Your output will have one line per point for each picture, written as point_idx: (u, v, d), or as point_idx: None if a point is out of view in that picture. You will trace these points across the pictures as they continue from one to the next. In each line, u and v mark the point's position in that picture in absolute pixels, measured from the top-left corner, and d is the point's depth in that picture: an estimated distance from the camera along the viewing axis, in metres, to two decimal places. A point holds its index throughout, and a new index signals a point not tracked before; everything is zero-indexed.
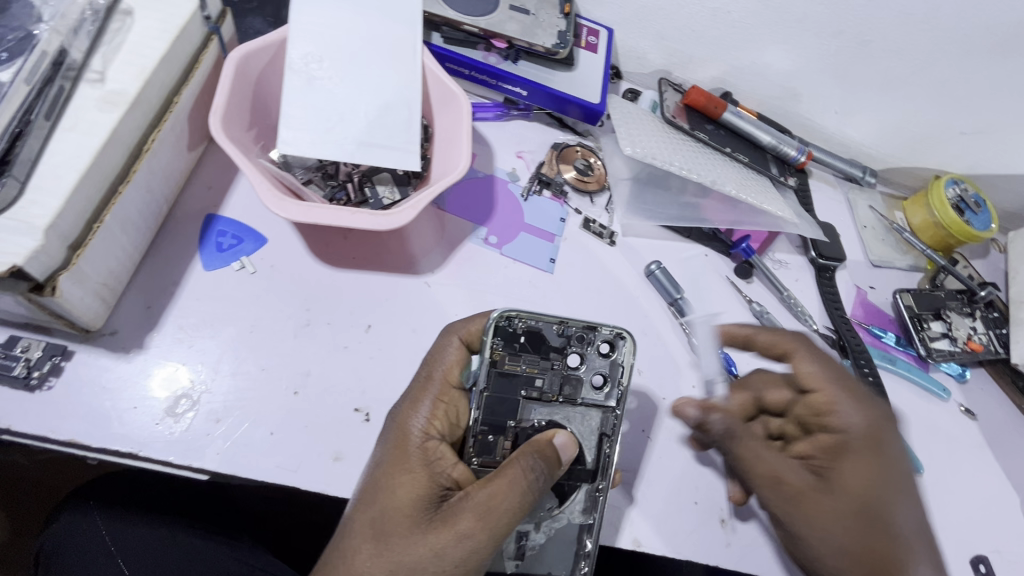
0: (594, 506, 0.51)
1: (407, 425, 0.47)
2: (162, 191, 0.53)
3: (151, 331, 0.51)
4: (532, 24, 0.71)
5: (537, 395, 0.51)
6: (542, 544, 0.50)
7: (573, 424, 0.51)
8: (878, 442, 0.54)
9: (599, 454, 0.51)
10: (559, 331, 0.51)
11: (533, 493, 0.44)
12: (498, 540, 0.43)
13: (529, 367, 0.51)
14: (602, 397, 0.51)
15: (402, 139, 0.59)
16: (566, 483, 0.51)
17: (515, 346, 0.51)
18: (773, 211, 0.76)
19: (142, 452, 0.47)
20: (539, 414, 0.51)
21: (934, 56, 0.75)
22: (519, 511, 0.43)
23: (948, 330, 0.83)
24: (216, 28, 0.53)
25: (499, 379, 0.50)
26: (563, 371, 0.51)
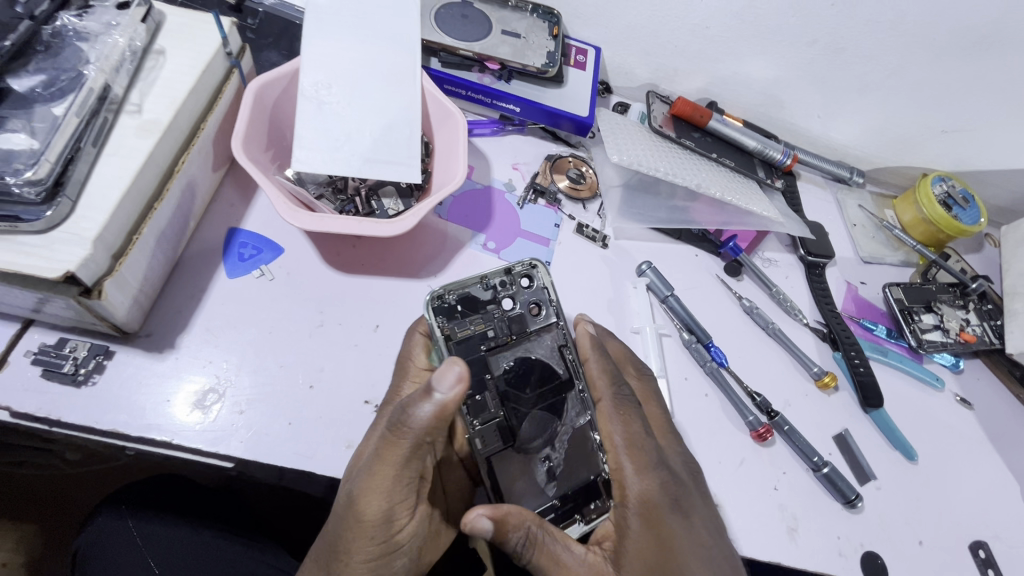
0: (586, 404, 0.55)
1: (394, 396, 0.55)
2: (190, 207, 0.59)
3: (181, 333, 0.57)
4: (523, 47, 0.78)
5: (495, 344, 0.55)
6: (565, 456, 0.54)
7: (535, 352, 0.56)
8: (653, 512, 0.50)
9: (567, 364, 0.56)
10: (485, 286, 0.57)
11: (404, 440, 0.47)
12: (377, 492, 0.47)
13: (477, 326, 0.55)
14: (544, 319, 0.57)
15: (404, 154, 0.65)
16: (554, 400, 0.55)
17: (457, 315, 0.55)
18: (759, 211, 0.79)
19: (175, 440, 0.52)
20: (506, 360, 0.55)
21: (907, 60, 0.79)
22: (382, 463, 0.47)
23: (940, 322, 0.86)
24: (236, 62, 0.60)
25: (459, 347, 0.54)
26: (504, 315, 0.56)
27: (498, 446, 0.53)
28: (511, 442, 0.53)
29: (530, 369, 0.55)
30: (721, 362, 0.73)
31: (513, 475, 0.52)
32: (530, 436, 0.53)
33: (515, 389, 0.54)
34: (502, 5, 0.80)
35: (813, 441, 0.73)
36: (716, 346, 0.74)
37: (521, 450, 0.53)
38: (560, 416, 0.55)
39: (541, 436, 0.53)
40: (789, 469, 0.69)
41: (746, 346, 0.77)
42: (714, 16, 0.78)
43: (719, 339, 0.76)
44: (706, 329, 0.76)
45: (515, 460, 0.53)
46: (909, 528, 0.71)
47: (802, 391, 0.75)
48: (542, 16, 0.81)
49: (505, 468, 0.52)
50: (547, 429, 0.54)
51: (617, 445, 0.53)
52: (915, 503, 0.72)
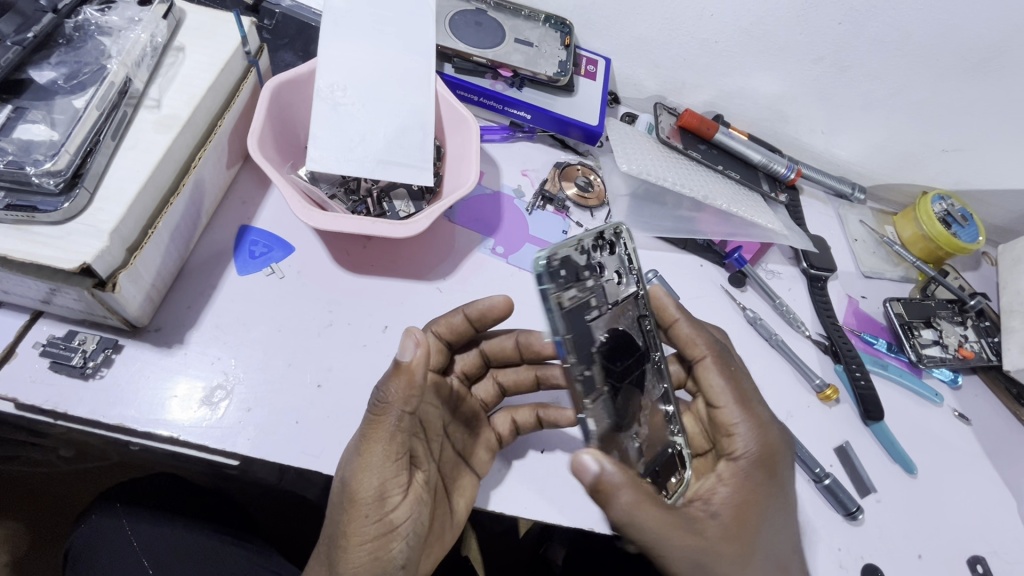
0: (661, 375, 0.57)
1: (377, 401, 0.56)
2: (204, 203, 0.59)
3: (190, 328, 0.57)
4: (536, 55, 0.79)
5: (595, 314, 0.52)
6: (649, 432, 0.55)
7: (622, 321, 0.54)
8: (774, 466, 0.54)
9: (646, 334, 0.56)
10: (581, 252, 0.51)
11: (387, 417, 0.47)
12: (367, 470, 0.46)
13: (580, 294, 0.51)
14: (627, 286, 0.55)
15: (417, 157, 0.66)
16: (637, 374, 0.55)
17: (565, 282, 0.49)
18: (764, 223, 0.80)
19: (181, 436, 0.52)
20: (602, 329, 0.53)
21: (910, 80, 0.81)
22: (371, 439, 0.47)
23: (939, 338, 0.86)
24: (254, 61, 0.61)
25: (573, 318, 0.50)
26: (598, 283, 0.52)
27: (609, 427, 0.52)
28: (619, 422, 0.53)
29: (620, 341, 0.54)
30: None
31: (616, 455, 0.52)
32: (626, 414, 0.53)
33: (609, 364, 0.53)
34: (515, 14, 0.82)
35: (815, 453, 0.73)
36: None
37: (617, 429, 0.53)
38: (642, 389, 0.55)
39: (631, 412, 0.54)
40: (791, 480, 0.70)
41: (750, 357, 0.77)
42: (723, 31, 0.79)
43: None
44: None
45: (618, 440, 0.53)
46: (909, 542, 0.71)
47: (804, 403, 0.76)
48: (554, 26, 0.82)
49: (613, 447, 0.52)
50: (634, 407, 0.54)
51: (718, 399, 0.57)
52: (915, 517, 0.73)
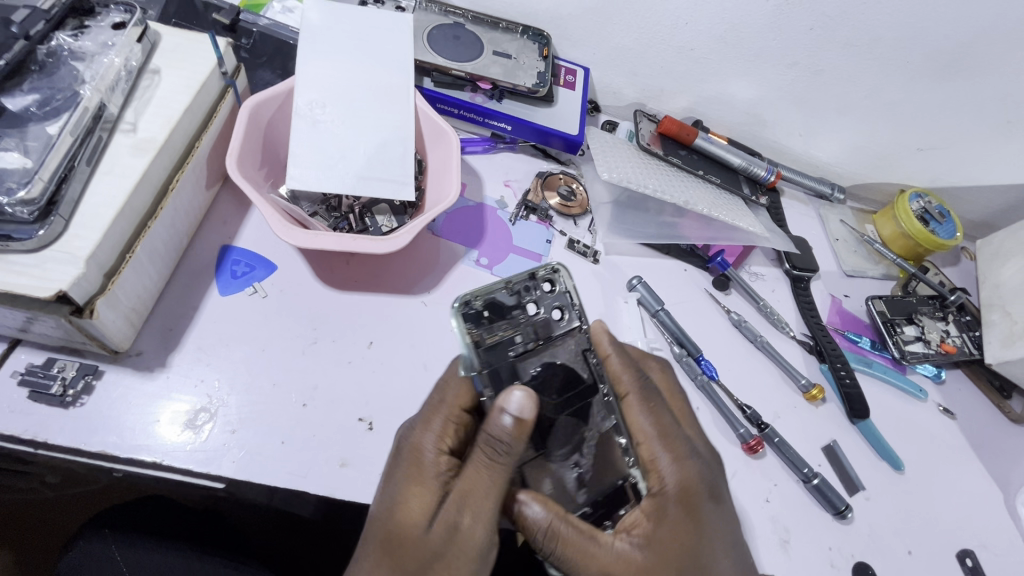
0: (611, 409, 0.52)
1: (418, 444, 0.50)
2: (183, 225, 0.59)
3: (172, 352, 0.56)
4: (514, 67, 0.80)
5: (522, 351, 0.52)
6: (593, 462, 0.51)
7: (559, 357, 0.52)
8: (692, 500, 0.50)
9: (591, 368, 0.52)
10: (509, 291, 0.53)
11: (501, 467, 0.46)
12: (488, 518, 0.46)
13: (506, 330, 0.52)
14: (567, 323, 0.54)
15: (397, 172, 0.66)
16: (581, 403, 0.51)
17: (485, 322, 0.52)
18: (746, 227, 0.81)
19: (165, 460, 0.51)
20: (533, 366, 0.51)
21: (881, 82, 0.82)
22: (493, 488, 0.46)
23: (921, 334, 0.87)
24: (231, 82, 0.61)
25: (488, 355, 0.51)
26: (529, 321, 0.53)
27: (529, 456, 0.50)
28: (541, 449, 0.51)
29: (558, 376, 0.51)
30: (710, 375, 0.74)
31: (544, 481, 0.51)
32: (558, 445, 0.51)
33: (544, 396, 0.51)
34: (493, 26, 0.82)
35: (802, 453, 0.73)
36: (706, 360, 0.75)
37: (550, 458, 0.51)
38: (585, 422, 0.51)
39: (570, 443, 0.51)
40: (780, 481, 0.70)
41: (736, 359, 0.78)
42: (698, 39, 0.80)
43: (709, 353, 0.78)
44: (696, 343, 0.77)
45: (548, 467, 0.51)
46: (899, 537, 0.72)
47: (790, 403, 0.76)
48: (532, 38, 0.83)
49: (535, 475, 0.51)
50: (573, 437, 0.51)
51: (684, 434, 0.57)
52: (903, 513, 0.73)
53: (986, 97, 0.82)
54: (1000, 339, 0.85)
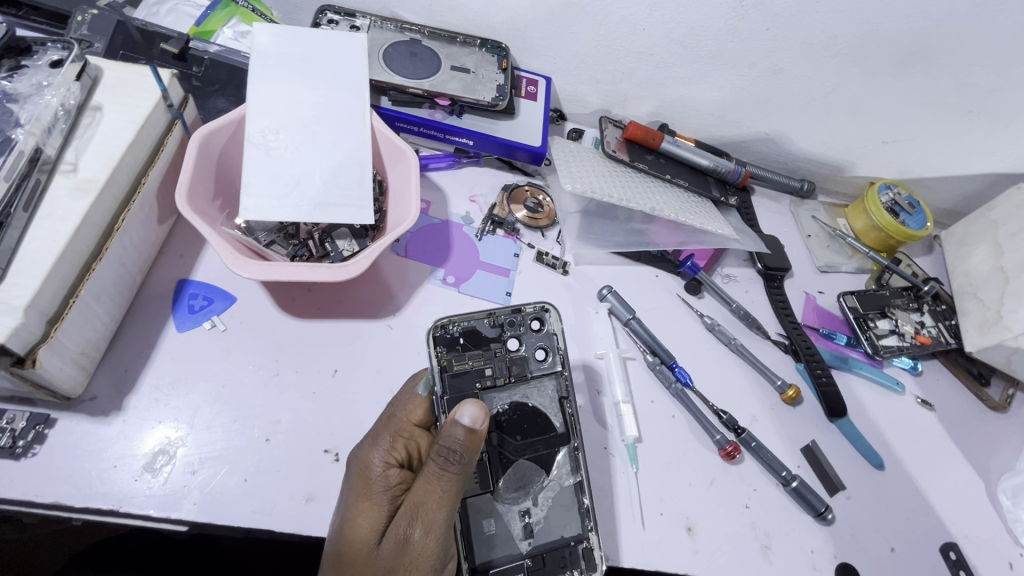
0: (578, 465, 0.57)
1: (367, 460, 0.51)
2: (135, 263, 0.58)
3: (129, 394, 0.55)
4: (473, 81, 0.79)
5: (491, 383, 0.58)
6: (545, 514, 0.55)
7: (531, 398, 0.59)
8: None
9: (564, 417, 0.58)
10: (490, 323, 0.60)
11: (449, 480, 0.47)
12: (437, 531, 0.47)
13: (476, 362, 0.58)
14: (550, 366, 0.59)
15: (355, 196, 0.65)
16: (546, 451, 0.57)
17: (458, 348, 0.58)
18: (715, 230, 0.81)
19: (122, 507, 0.51)
20: (499, 401, 0.58)
21: (842, 78, 0.80)
22: (443, 498, 0.47)
23: (896, 326, 0.87)
24: (178, 114, 0.60)
25: (454, 381, 0.57)
26: (507, 355, 0.59)
27: (476, 488, 0.55)
28: (489, 487, 0.56)
29: (523, 414, 0.58)
30: (685, 383, 0.73)
31: (486, 521, 0.55)
32: (511, 486, 0.56)
33: (508, 434, 0.57)
34: (451, 41, 0.81)
35: (781, 456, 0.73)
36: (680, 366, 0.75)
37: (498, 496, 0.56)
38: (549, 467, 0.57)
39: (523, 487, 0.56)
40: (759, 486, 0.69)
41: (711, 364, 0.78)
42: (657, 44, 0.79)
43: (683, 359, 0.77)
44: (669, 350, 0.77)
45: (493, 507, 0.55)
46: (880, 535, 0.71)
47: (767, 406, 0.76)
48: (491, 50, 0.82)
49: (480, 514, 0.55)
50: (529, 482, 0.56)
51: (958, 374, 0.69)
52: (885, 511, 0.73)
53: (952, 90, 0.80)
54: (976, 328, 0.84)
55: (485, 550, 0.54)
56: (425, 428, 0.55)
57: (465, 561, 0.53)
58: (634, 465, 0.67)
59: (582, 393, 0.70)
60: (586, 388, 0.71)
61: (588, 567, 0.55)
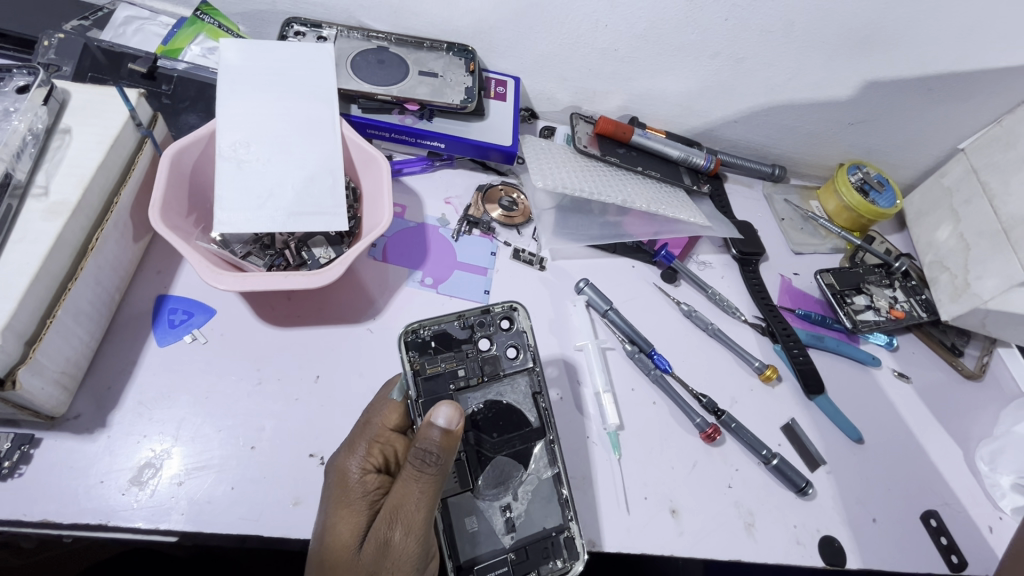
0: (555, 457, 0.59)
1: (344, 468, 0.52)
2: (112, 281, 0.59)
3: (112, 410, 0.56)
4: (441, 85, 0.80)
5: (464, 384, 0.59)
6: (526, 506, 0.57)
7: (505, 396, 0.60)
8: None
9: (539, 411, 0.60)
10: (461, 325, 0.61)
11: (426, 482, 0.48)
12: (417, 533, 0.48)
13: (449, 364, 0.59)
14: (521, 363, 0.61)
15: (329, 204, 0.66)
16: (523, 447, 0.59)
17: (430, 351, 0.59)
18: (687, 219, 0.82)
19: (111, 521, 0.51)
20: (475, 400, 0.60)
21: (803, 64, 0.80)
22: (422, 500, 0.48)
23: (871, 302, 0.88)
24: (148, 132, 0.60)
25: (427, 383, 0.58)
26: (478, 355, 0.61)
27: (456, 487, 0.57)
28: (469, 486, 0.57)
29: (498, 412, 0.59)
30: (665, 368, 0.74)
31: (468, 518, 0.56)
32: (490, 483, 0.57)
33: (484, 432, 0.59)
34: (418, 46, 0.82)
35: (761, 435, 0.75)
36: (659, 354, 0.76)
37: (478, 494, 0.57)
38: (527, 462, 0.58)
39: (502, 483, 0.57)
40: (741, 466, 0.71)
41: (690, 350, 0.79)
42: (620, 39, 0.79)
43: (662, 346, 0.79)
44: (647, 338, 0.78)
45: (474, 505, 0.56)
46: (862, 506, 0.73)
47: (746, 387, 0.78)
48: (457, 53, 0.82)
49: (461, 512, 0.56)
50: (508, 478, 0.58)
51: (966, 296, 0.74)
52: (867, 483, 0.74)
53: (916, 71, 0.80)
54: (947, 294, 0.86)
55: (469, 547, 0.55)
56: (401, 432, 0.56)
57: (449, 559, 0.54)
58: (616, 452, 0.68)
59: (562, 386, 0.72)
60: (567, 380, 0.72)
61: (571, 556, 0.56)
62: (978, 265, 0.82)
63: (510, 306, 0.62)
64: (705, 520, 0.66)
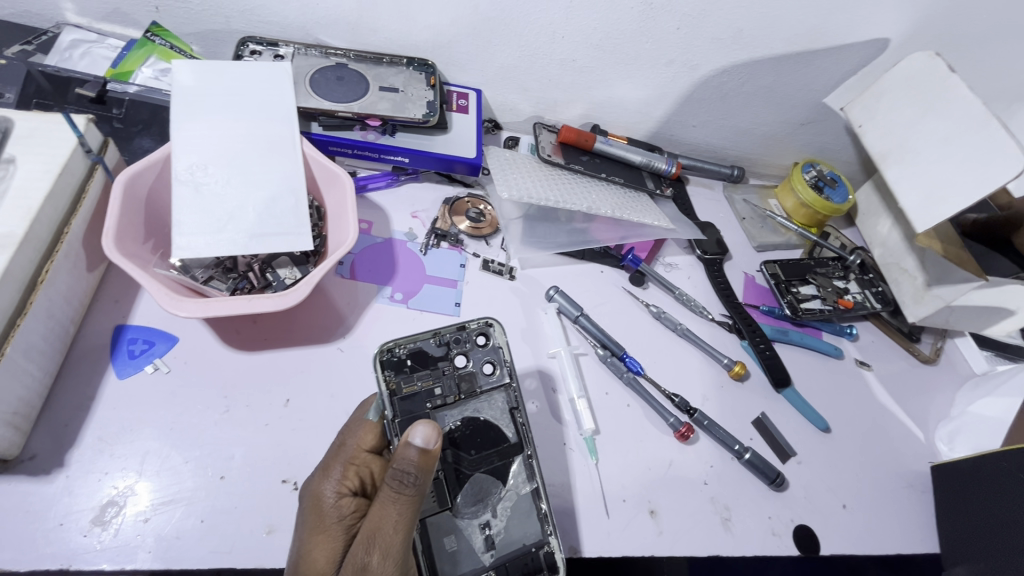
0: (533, 472, 0.59)
1: (319, 492, 0.52)
2: (65, 312, 0.57)
3: (70, 448, 0.54)
4: (403, 100, 0.79)
5: (441, 402, 0.59)
6: (505, 523, 0.57)
7: (482, 412, 0.60)
8: None
9: (516, 427, 0.60)
10: (437, 342, 0.61)
11: (402, 505, 0.48)
12: (395, 556, 0.47)
13: (425, 383, 0.59)
14: (497, 379, 0.61)
15: (292, 224, 0.65)
16: (501, 463, 0.59)
17: (405, 369, 0.59)
18: (651, 223, 0.84)
19: (73, 565, 0.49)
20: (451, 418, 0.59)
21: (754, 70, 0.83)
22: (399, 522, 0.48)
23: (819, 292, 0.90)
24: (98, 158, 0.59)
25: (404, 403, 0.58)
26: (455, 372, 0.61)
27: (434, 507, 0.56)
28: (448, 505, 0.57)
29: (476, 429, 0.59)
30: (637, 371, 0.75)
31: (447, 538, 0.56)
32: (468, 501, 0.57)
33: (462, 450, 0.59)
34: (377, 61, 0.81)
35: (734, 431, 0.76)
36: (631, 356, 0.77)
37: (457, 514, 0.57)
38: (505, 479, 0.58)
39: (481, 501, 0.57)
40: (715, 462, 0.72)
41: (660, 351, 0.81)
42: (578, 49, 0.80)
43: (632, 349, 0.80)
44: (619, 342, 0.79)
45: (453, 524, 0.56)
46: (832, 493, 0.75)
47: (717, 384, 0.80)
48: (418, 68, 0.82)
49: (440, 532, 0.56)
50: (487, 495, 0.57)
51: (937, 254, 0.81)
52: (837, 471, 0.77)
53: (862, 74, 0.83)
54: (911, 296, 0.86)
55: (449, 567, 0.55)
56: (377, 452, 0.56)
57: None
58: (593, 456, 0.69)
59: (538, 395, 0.72)
60: (543, 391, 0.73)
61: (551, 570, 0.56)
62: (937, 270, 0.81)
63: (487, 323, 0.62)
64: (683, 520, 0.67)
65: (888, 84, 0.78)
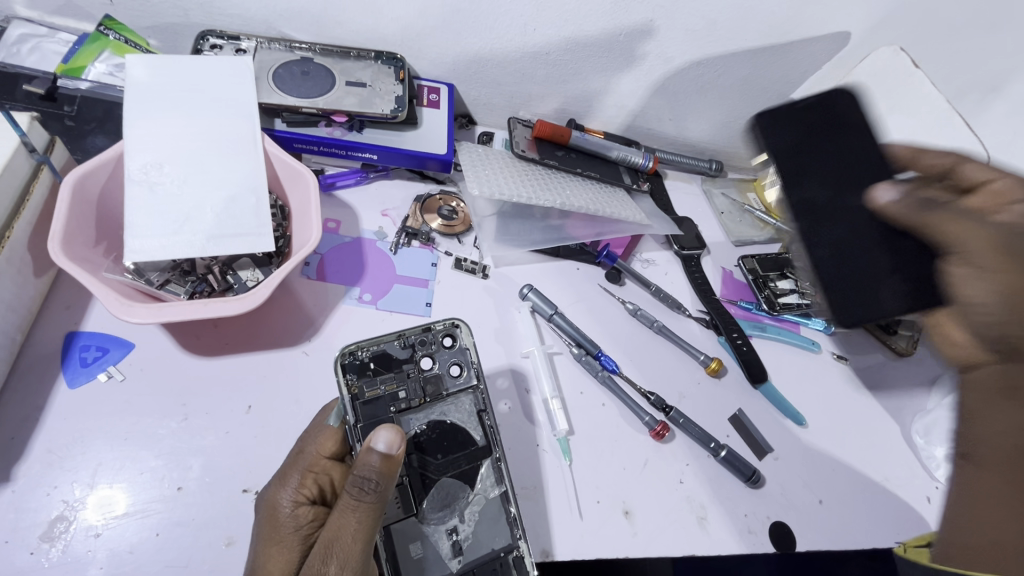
0: (502, 475, 0.57)
1: (275, 501, 0.50)
2: (10, 320, 0.55)
3: (18, 462, 0.52)
4: (370, 95, 0.77)
5: (406, 406, 0.58)
6: (474, 528, 0.56)
7: (450, 415, 0.59)
8: None
9: (484, 430, 0.58)
10: (401, 344, 0.60)
11: (362, 513, 0.46)
12: (353, 566, 0.46)
13: (389, 386, 0.58)
14: (464, 381, 0.60)
15: (252, 224, 0.63)
16: (468, 467, 0.57)
17: (369, 373, 0.58)
18: (627, 218, 0.83)
19: None
20: (416, 422, 0.58)
21: (729, 62, 0.81)
22: (359, 530, 0.46)
23: (796, 286, 0.90)
24: (44, 158, 0.56)
25: (367, 407, 0.56)
26: (420, 376, 0.59)
27: (399, 513, 0.55)
28: (413, 510, 0.55)
29: (442, 433, 0.58)
30: (612, 369, 0.75)
31: (412, 544, 0.54)
32: (435, 506, 0.56)
33: (429, 454, 0.57)
34: (344, 55, 0.79)
35: (710, 428, 0.76)
36: (606, 354, 0.76)
37: (423, 519, 0.55)
38: (473, 483, 0.57)
39: (448, 505, 0.56)
40: (691, 460, 0.72)
41: (636, 349, 0.80)
42: (550, 42, 0.78)
43: (608, 347, 0.79)
44: (594, 340, 0.78)
45: (419, 530, 0.55)
46: (807, 488, 0.74)
47: (694, 381, 0.79)
48: (386, 62, 0.80)
49: (405, 538, 0.54)
50: (455, 500, 0.56)
51: None
52: (813, 466, 0.76)
53: (832, 66, 0.81)
54: None
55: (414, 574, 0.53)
56: (338, 459, 0.54)
57: None
58: (567, 457, 0.68)
59: (511, 395, 0.71)
60: (516, 391, 0.71)
61: None
62: None
63: (455, 324, 0.61)
64: (658, 521, 0.67)
65: (860, 79, 0.77)
